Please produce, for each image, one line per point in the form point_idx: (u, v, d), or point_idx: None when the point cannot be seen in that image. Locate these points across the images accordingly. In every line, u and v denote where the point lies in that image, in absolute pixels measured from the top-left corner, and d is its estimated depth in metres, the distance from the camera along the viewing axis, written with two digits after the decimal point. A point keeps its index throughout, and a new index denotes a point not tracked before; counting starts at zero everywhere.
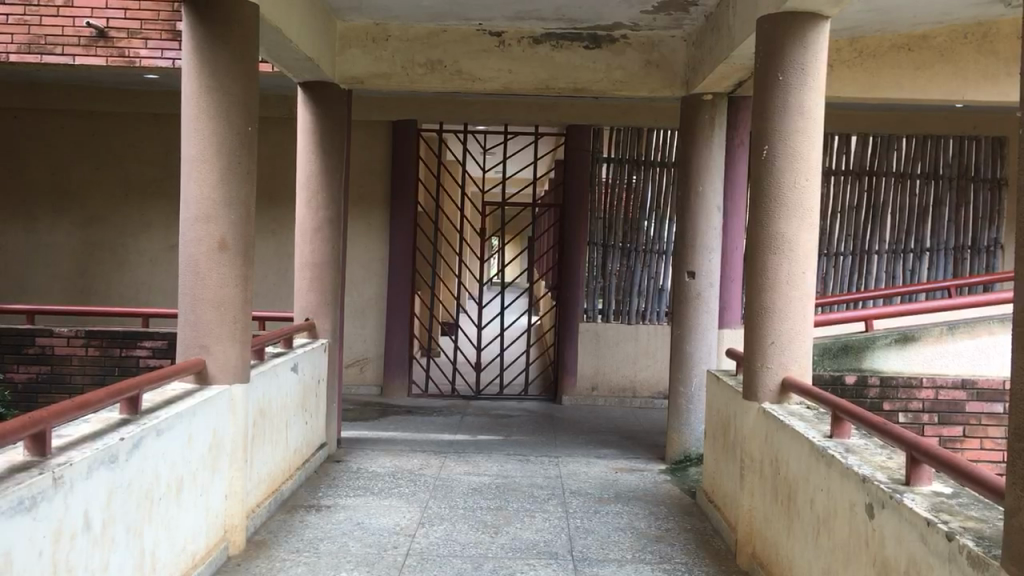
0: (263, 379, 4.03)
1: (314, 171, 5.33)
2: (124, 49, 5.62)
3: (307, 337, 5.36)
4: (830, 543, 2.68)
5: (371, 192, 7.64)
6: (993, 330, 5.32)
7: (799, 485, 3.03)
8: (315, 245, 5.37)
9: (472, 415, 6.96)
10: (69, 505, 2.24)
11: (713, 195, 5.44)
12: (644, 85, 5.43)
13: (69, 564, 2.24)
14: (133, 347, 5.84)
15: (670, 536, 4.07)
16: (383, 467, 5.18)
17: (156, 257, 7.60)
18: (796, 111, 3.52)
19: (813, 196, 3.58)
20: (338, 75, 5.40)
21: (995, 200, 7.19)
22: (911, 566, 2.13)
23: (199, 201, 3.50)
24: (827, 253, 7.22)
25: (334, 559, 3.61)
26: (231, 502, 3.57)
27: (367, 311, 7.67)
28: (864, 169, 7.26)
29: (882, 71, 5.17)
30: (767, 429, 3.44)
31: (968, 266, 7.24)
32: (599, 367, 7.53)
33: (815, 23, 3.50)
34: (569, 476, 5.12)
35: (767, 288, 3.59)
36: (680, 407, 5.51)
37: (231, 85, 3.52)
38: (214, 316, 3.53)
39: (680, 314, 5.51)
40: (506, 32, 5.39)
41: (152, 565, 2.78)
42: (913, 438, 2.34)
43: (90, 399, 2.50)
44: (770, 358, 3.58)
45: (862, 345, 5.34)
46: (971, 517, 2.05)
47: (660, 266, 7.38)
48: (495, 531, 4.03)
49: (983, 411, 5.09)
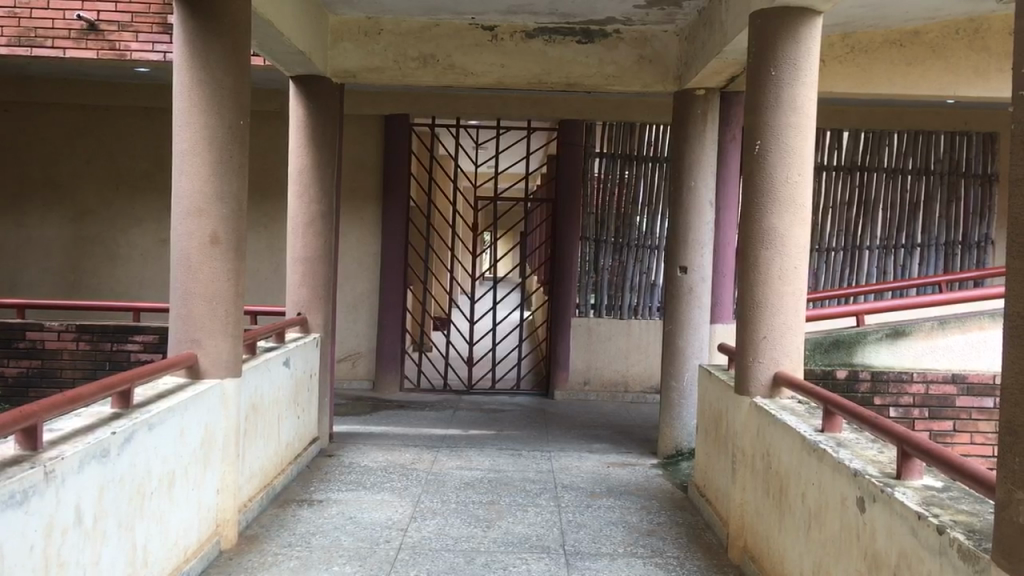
0: (255, 373, 4.03)
1: (305, 164, 5.32)
2: (115, 42, 5.59)
3: (299, 332, 5.36)
4: (822, 539, 2.69)
5: (363, 187, 7.63)
6: (983, 326, 5.34)
7: (791, 479, 3.03)
8: (307, 239, 5.36)
9: (464, 410, 6.95)
10: (60, 499, 2.23)
11: (704, 190, 5.44)
12: (636, 79, 5.42)
13: (60, 559, 2.23)
14: (125, 342, 5.86)
15: (662, 531, 4.07)
16: (375, 462, 5.18)
17: (147, 252, 7.58)
18: (789, 107, 3.53)
19: (805, 191, 3.59)
20: (330, 70, 5.37)
21: (985, 196, 7.23)
22: (901, 560, 2.14)
23: (190, 196, 3.49)
24: (818, 249, 7.25)
25: (326, 553, 3.60)
26: (223, 497, 3.57)
27: (359, 305, 7.68)
28: (855, 165, 7.26)
29: (873, 66, 5.18)
30: (759, 424, 3.44)
31: (958, 262, 7.26)
32: (592, 362, 7.53)
33: (807, 18, 3.50)
34: (561, 471, 5.12)
35: (758, 283, 3.60)
36: (672, 402, 5.51)
37: (223, 78, 3.50)
38: (205, 311, 3.51)
39: (672, 310, 5.52)
40: (499, 26, 5.38)
41: (143, 560, 2.78)
42: (905, 432, 2.34)
43: (82, 393, 2.49)
44: (761, 355, 3.58)
45: (854, 340, 5.32)
46: (961, 510, 2.06)
47: (653, 260, 7.40)
48: (488, 525, 4.04)
49: (973, 405, 5.11)
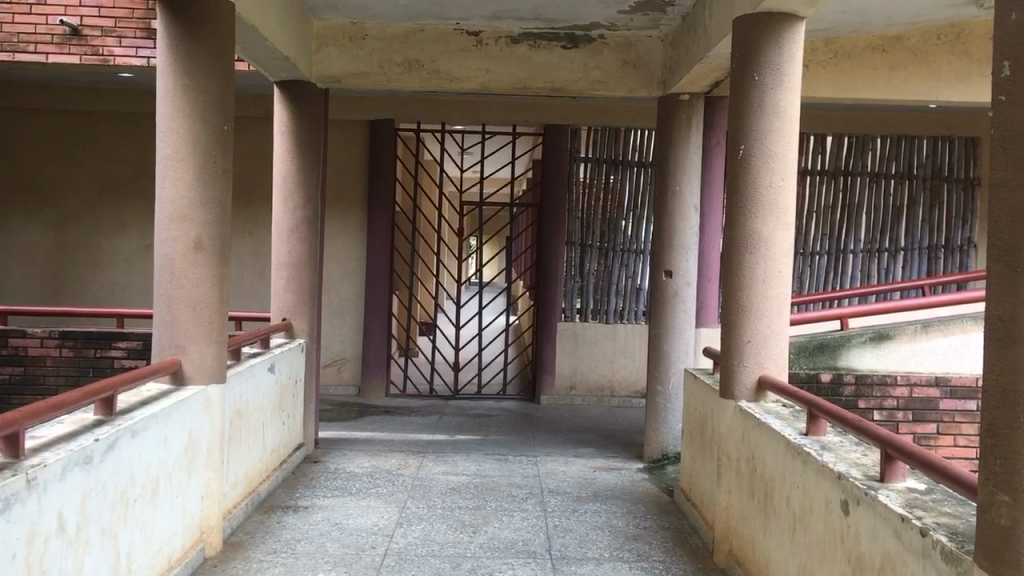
0: (239, 380, 4.01)
1: (290, 169, 5.31)
2: (98, 46, 5.56)
3: (284, 337, 5.34)
4: (807, 541, 2.69)
5: (348, 191, 7.62)
6: (966, 329, 5.34)
7: (776, 482, 3.04)
8: (292, 244, 5.35)
9: (450, 415, 6.94)
10: (43, 507, 2.21)
11: (689, 194, 5.45)
12: (621, 85, 5.44)
13: (43, 566, 2.21)
14: (108, 348, 5.80)
15: (648, 534, 4.08)
16: (361, 468, 5.16)
17: (131, 257, 7.54)
18: (774, 112, 3.55)
19: (789, 196, 3.61)
20: (316, 74, 5.38)
21: (968, 200, 7.29)
22: (885, 563, 2.14)
23: (173, 201, 3.47)
24: (803, 253, 7.28)
25: (311, 560, 3.59)
26: (207, 503, 3.55)
27: (344, 310, 7.66)
28: (838, 169, 7.31)
29: (856, 71, 5.21)
30: (744, 428, 3.46)
31: (942, 265, 7.32)
32: (577, 366, 7.54)
33: (790, 23, 3.52)
34: (547, 475, 5.12)
35: (742, 287, 3.61)
36: (657, 406, 5.53)
37: (208, 84, 3.49)
38: (189, 317, 3.50)
39: (658, 314, 5.52)
40: (483, 32, 5.39)
41: (127, 568, 2.76)
42: (888, 435, 2.35)
43: (65, 399, 2.47)
44: (746, 358, 3.59)
45: (838, 343, 5.36)
46: (945, 513, 2.07)
47: (638, 265, 7.40)
48: (473, 531, 4.04)
49: (956, 408, 5.16)
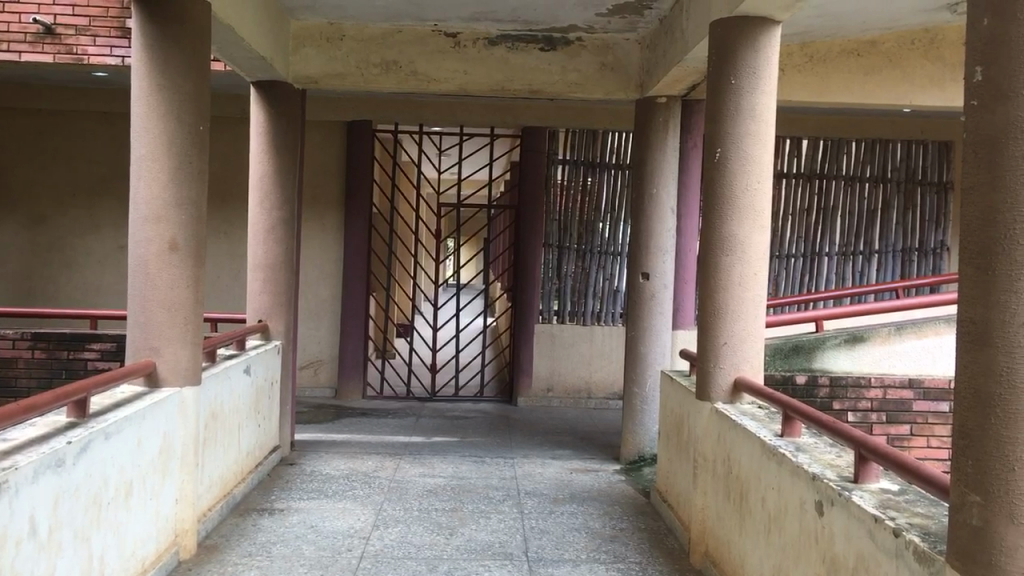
0: (214, 382, 3.98)
1: (266, 170, 5.28)
2: (71, 46, 5.51)
3: (260, 339, 5.31)
4: (782, 542, 2.71)
5: (325, 192, 7.59)
6: (939, 331, 5.40)
7: (751, 483, 3.06)
8: (268, 245, 5.32)
9: (427, 417, 6.93)
10: (14, 510, 2.19)
11: (666, 196, 5.47)
12: (599, 87, 5.45)
13: (13, 570, 2.19)
14: (82, 350, 5.73)
15: (625, 535, 4.09)
16: (337, 470, 5.14)
17: (106, 258, 7.47)
18: (750, 115, 3.56)
19: (764, 198, 3.63)
20: (293, 75, 5.35)
21: (941, 204, 7.36)
22: (859, 563, 2.16)
23: (148, 202, 3.45)
24: (779, 255, 7.32)
25: (287, 563, 3.57)
26: (181, 506, 3.53)
27: (320, 312, 7.63)
28: (814, 172, 7.35)
29: (831, 75, 5.25)
30: (719, 429, 3.48)
31: (915, 268, 7.39)
32: (555, 368, 7.55)
33: (766, 27, 3.54)
34: (524, 477, 5.12)
35: (719, 289, 3.63)
36: (634, 408, 5.54)
37: (183, 84, 3.47)
38: (163, 318, 3.47)
39: (635, 316, 5.54)
40: (461, 33, 5.38)
41: (100, 572, 2.73)
42: (862, 437, 2.37)
43: (37, 401, 2.44)
44: (722, 360, 3.62)
45: (814, 344, 5.38)
46: (917, 513, 2.09)
47: (615, 267, 7.42)
48: (449, 533, 4.03)
49: (929, 410, 5.24)
